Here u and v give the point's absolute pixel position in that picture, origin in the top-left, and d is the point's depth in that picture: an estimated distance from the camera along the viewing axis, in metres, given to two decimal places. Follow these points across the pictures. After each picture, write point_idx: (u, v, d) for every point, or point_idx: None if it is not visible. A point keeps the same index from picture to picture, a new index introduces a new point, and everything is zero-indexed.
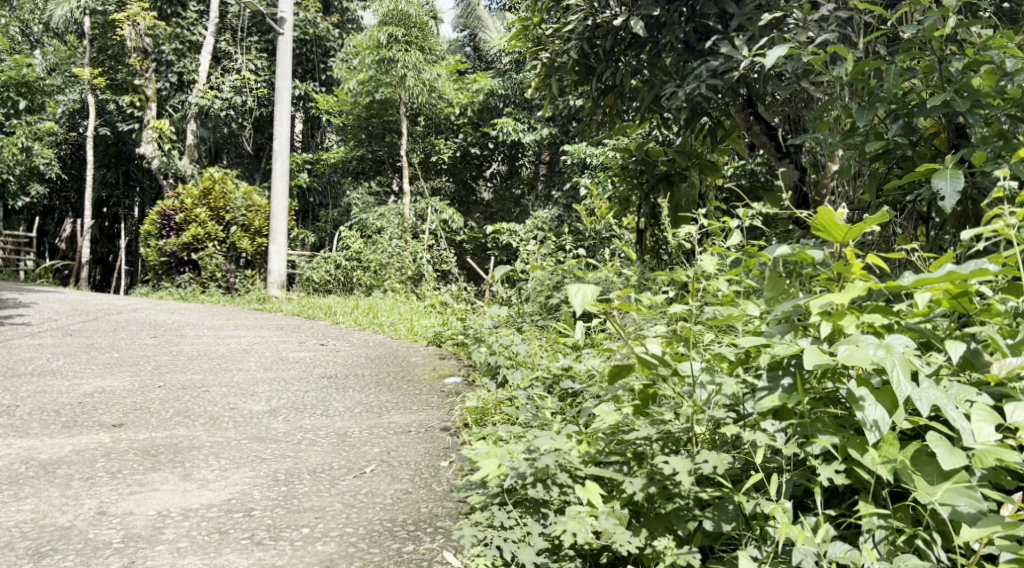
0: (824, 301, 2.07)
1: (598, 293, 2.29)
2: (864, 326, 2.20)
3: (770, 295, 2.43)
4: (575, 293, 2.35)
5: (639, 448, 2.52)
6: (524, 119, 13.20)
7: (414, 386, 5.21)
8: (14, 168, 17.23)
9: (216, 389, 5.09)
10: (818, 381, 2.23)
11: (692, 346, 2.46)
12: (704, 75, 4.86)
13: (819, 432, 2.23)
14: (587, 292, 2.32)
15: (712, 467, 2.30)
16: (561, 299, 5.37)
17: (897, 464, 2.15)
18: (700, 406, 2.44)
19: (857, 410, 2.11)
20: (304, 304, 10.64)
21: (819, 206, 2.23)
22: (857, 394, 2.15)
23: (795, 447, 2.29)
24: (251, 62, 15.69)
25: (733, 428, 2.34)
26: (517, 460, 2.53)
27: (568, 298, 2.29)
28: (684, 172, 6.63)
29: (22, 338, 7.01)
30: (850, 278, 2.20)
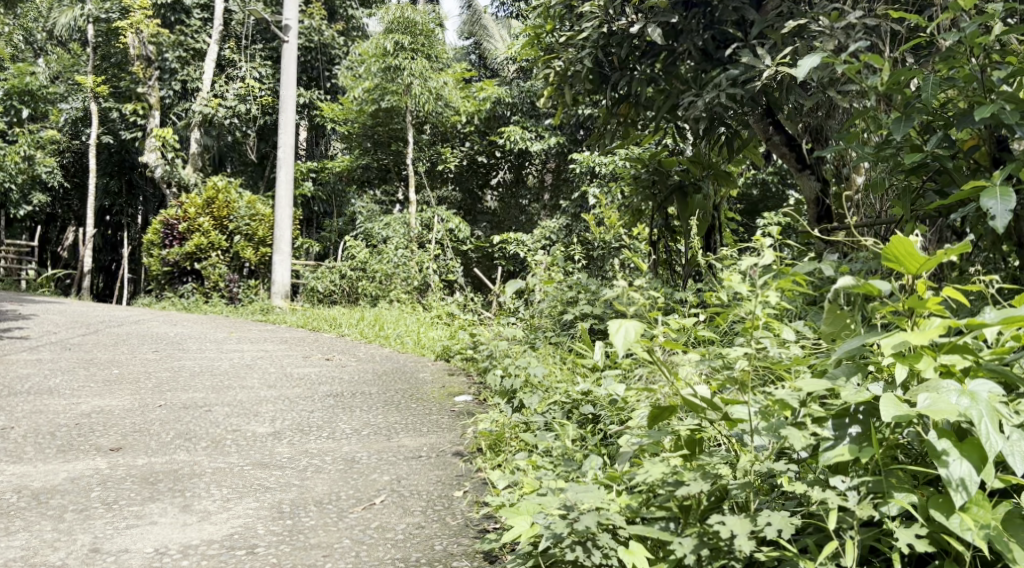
0: (896, 341, 2.01)
1: (644, 330, 2.20)
2: (942, 370, 2.10)
3: (829, 330, 2.37)
4: (617, 331, 2.26)
5: (685, 503, 2.37)
6: (532, 127, 13.04)
7: (423, 406, 5.02)
8: (16, 176, 17.12)
9: (219, 409, 4.92)
10: (892, 431, 2.13)
11: (747, 387, 2.31)
12: (723, 84, 4.68)
13: (894, 490, 2.11)
14: (632, 329, 2.24)
15: (776, 530, 2.13)
16: (574, 315, 5.20)
17: (992, 531, 2.01)
18: (758, 457, 2.29)
19: (941, 466, 1.99)
20: (309, 316, 10.47)
21: (890, 237, 2.13)
22: (939, 448, 2.02)
23: (871, 510, 2.10)
24: (256, 70, 15.57)
25: (799, 486, 2.17)
26: (552, 518, 2.40)
27: (611, 338, 2.22)
28: (698, 182, 6.52)
29: (19, 353, 6.85)
30: (924, 317, 2.12)
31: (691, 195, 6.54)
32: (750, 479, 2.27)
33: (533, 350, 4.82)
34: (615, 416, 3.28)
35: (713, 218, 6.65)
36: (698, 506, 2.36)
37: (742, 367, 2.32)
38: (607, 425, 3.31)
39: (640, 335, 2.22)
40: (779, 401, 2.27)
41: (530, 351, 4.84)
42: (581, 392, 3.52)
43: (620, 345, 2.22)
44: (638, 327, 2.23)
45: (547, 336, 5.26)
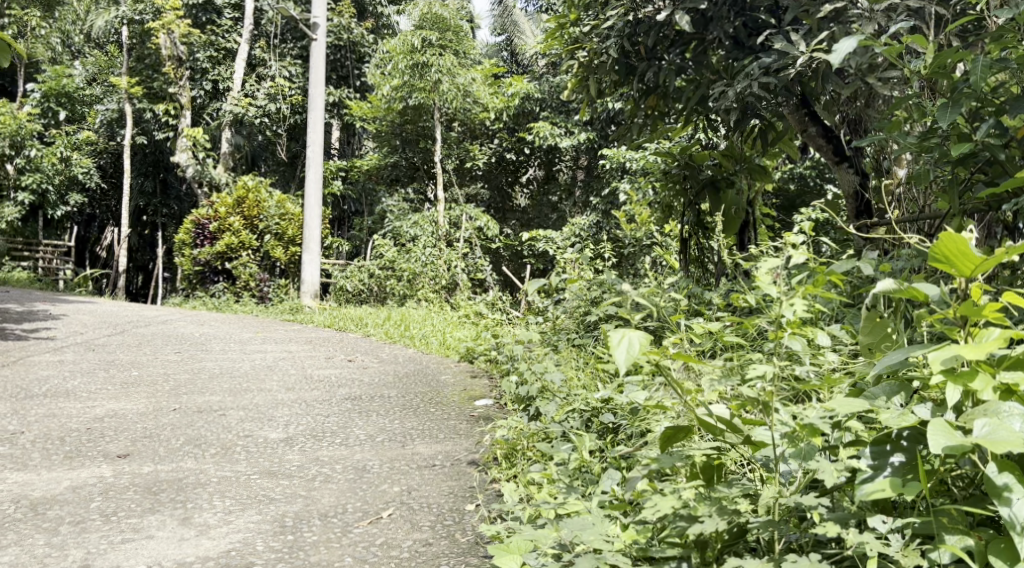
0: (946, 356, 1.78)
1: (653, 343, 1.98)
2: (1001, 392, 1.86)
3: (871, 342, 2.16)
4: (619, 342, 2.03)
5: (702, 537, 2.16)
6: (562, 123, 12.77)
7: (442, 410, 4.85)
8: (54, 177, 17.30)
9: (233, 414, 4.79)
10: (941, 462, 1.90)
11: (770, 409, 2.09)
12: (755, 73, 4.44)
13: (944, 531, 1.88)
14: (640, 340, 2.01)
15: None
16: (599, 317, 5.00)
17: None
18: (784, 489, 2.08)
19: (1002, 505, 1.76)
20: (336, 315, 10.37)
21: (939, 235, 1.89)
22: (999, 482, 1.79)
23: (914, 556, 1.89)
24: (286, 69, 15.51)
25: (831, 526, 1.96)
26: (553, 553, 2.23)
27: (609, 352, 1.99)
28: (732, 177, 6.24)
29: (43, 354, 6.81)
30: (980, 327, 1.88)
31: (724, 189, 6.25)
32: (774, 513, 2.06)
33: (555, 353, 4.63)
34: (634, 426, 3.08)
35: (746, 214, 6.40)
36: (718, 539, 2.16)
37: (765, 384, 2.11)
38: (627, 434, 3.11)
39: (649, 349, 2.01)
40: (807, 425, 2.06)
41: (550, 354, 4.64)
42: (599, 400, 3.32)
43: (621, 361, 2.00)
44: (648, 338, 2.01)
45: (570, 337, 5.05)
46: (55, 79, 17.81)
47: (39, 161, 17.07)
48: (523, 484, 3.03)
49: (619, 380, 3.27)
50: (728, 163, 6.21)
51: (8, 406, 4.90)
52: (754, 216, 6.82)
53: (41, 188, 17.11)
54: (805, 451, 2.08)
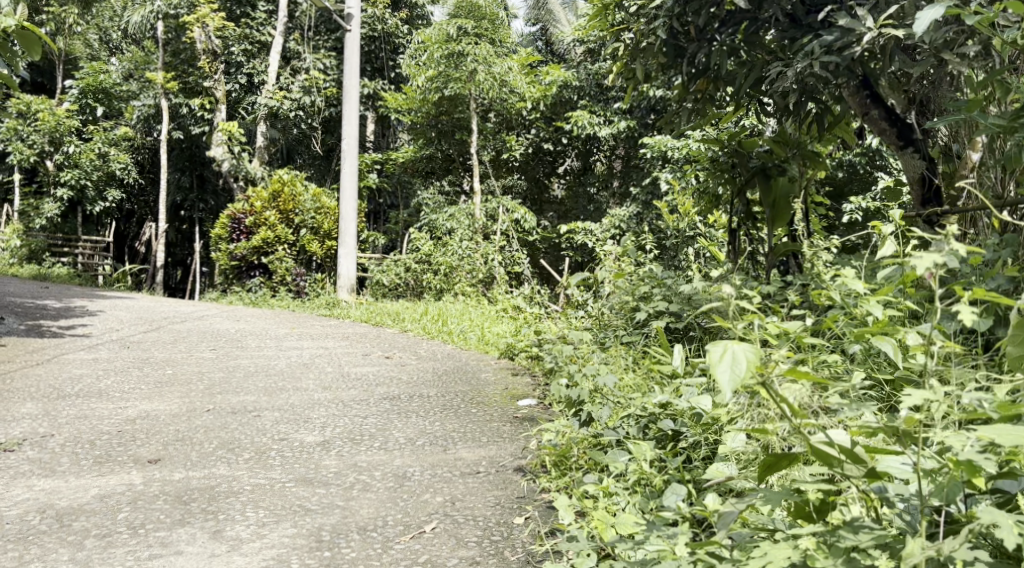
0: None
1: (763, 363, 1.85)
2: None
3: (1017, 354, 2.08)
4: (720, 358, 1.90)
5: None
6: (600, 111, 12.40)
7: (484, 411, 4.64)
8: (92, 173, 17.40)
9: (268, 415, 4.63)
10: None
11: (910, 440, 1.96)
12: (816, 52, 4.17)
13: None
14: (746, 359, 1.88)
15: None
16: (649, 313, 4.75)
17: None
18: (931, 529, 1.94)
19: None
20: (372, 310, 10.21)
21: None
22: None
23: None
24: (320, 61, 15.34)
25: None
26: None
27: (712, 373, 1.85)
28: (783, 164, 5.94)
29: (78, 352, 6.71)
30: None
31: (775, 177, 5.97)
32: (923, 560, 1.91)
33: (599, 355, 4.39)
34: (699, 433, 2.87)
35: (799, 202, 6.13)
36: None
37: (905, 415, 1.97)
38: (689, 444, 2.89)
39: (755, 368, 1.88)
40: (964, 462, 1.94)
41: (595, 356, 4.40)
42: (656, 403, 3.10)
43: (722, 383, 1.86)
44: (758, 355, 1.88)
45: (618, 335, 4.79)
46: (92, 75, 17.90)
47: (77, 158, 17.20)
48: (577, 496, 2.83)
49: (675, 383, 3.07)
50: (779, 150, 5.94)
51: (41, 407, 4.78)
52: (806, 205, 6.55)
53: (79, 184, 17.23)
54: (950, 486, 1.98)
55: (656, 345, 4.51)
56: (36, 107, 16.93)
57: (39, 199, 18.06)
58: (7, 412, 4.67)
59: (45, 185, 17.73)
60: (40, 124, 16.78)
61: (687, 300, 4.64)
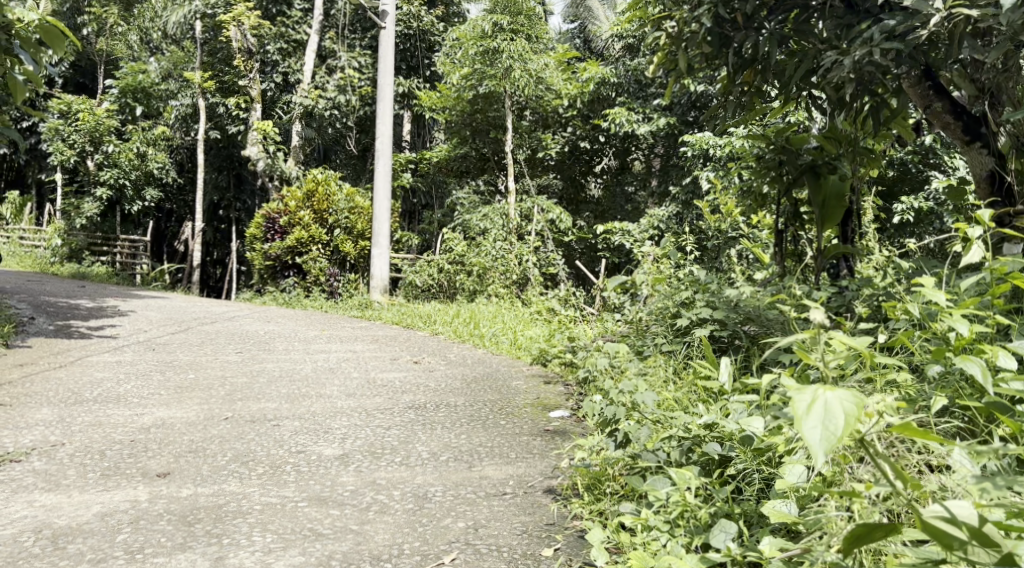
0: None
1: (857, 415, 1.94)
2: None
3: None
4: (810, 409, 2.01)
5: None
6: (639, 108, 11.97)
7: (513, 423, 4.38)
8: (131, 173, 17.43)
9: (288, 424, 4.41)
10: None
11: None
12: (876, 39, 3.88)
13: None
14: (842, 411, 1.97)
15: None
16: (691, 320, 4.44)
17: None
18: None
19: None
20: (404, 312, 10.01)
21: None
22: None
23: None
24: (355, 59, 15.07)
25: None
26: None
27: (801, 426, 1.96)
28: (835, 162, 5.64)
29: (102, 354, 6.57)
30: None
31: (825, 176, 5.67)
32: None
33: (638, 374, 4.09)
34: (749, 459, 2.60)
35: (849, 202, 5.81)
36: None
37: None
38: (738, 473, 2.62)
39: (849, 421, 1.97)
40: None
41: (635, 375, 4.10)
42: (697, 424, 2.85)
43: (812, 438, 1.97)
44: (854, 407, 1.97)
45: (657, 344, 4.48)
46: (130, 75, 17.90)
47: (116, 157, 17.25)
48: (612, 529, 2.60)
49: (722, 402, 2.81)
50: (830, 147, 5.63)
51: (56, 414, 4.61)
52: (857, 206, 6.23)
53: (118, 183, 17.29)
54: None
55: (698, 355, 4.20)
56: (76, 106, 16.99)
57: (78, 198, 18.14)
58: (21, 417, 4.50)
59: (84, 185, 17.82)
60: (80, 124, 16.86)
61: (732, 307, 4.35)
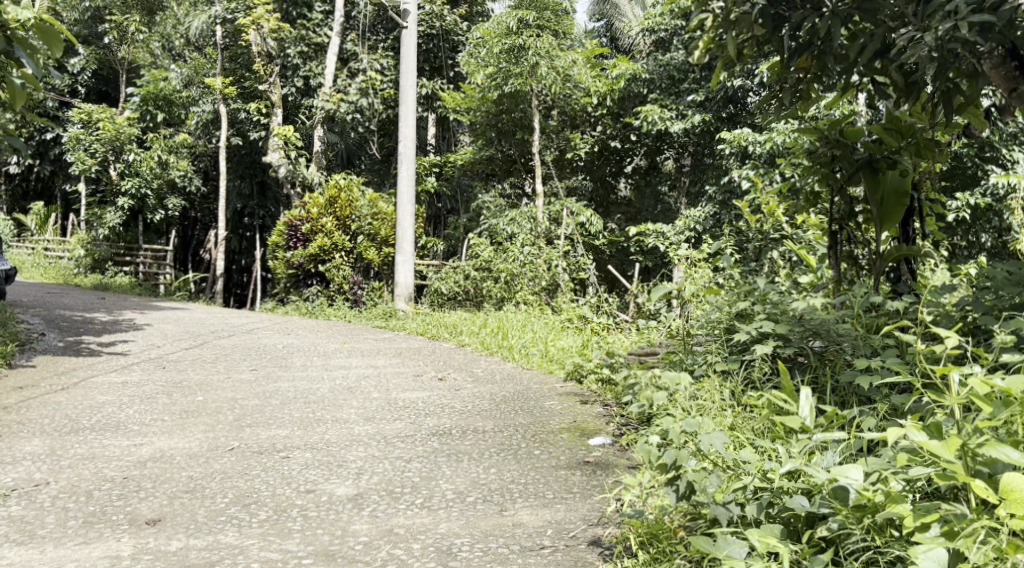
0: None
1: None
2: None
3: None
4: None
5: None
6: (672, 105, 11.39)
7: (547, 454, 3.93)
8: (152, 181, 17.17)
9: (299, 456, 3.98)
10: None
11: None
12: (962, 11, 3.40)
13: None
14: None
15: None
16: (750, 335, 3.96)
17: None
18: None
19: None
20: (430, 321, 9.57)
21: None
22: None
23: None
24: (377, 61, 14.61)
25: None
26: None
27: None
28: (895, 156, 5.15)
29: (108, 373, 6.19)
30: None
31: (884, 171, 5.18)
32: None
33: (691, 405, 3.60)
34: (847, 521, 2.13)
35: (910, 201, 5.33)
36: None
37: None
38: (833, 537, 2.16)
39: None
40: None
41: (689, 404, 3.62)
42: (775, 473, 2.38)
43: None
44: None
45: (710, 361, 4.00)
46: (152, 82, 17.63)
47: (138, 166, 16.97)
48: None
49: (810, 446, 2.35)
50: (890, 139, 5.14)
51: (47, 446, 4.19)
52: (919, 203, 5.69)
53: (140, 192, 17.03)
54: None
55: (758, 377, 3.74)
56: (97, 115, 16.78)
57: (100, 207, 17.91)
58: (7, 451, 4.10)
59: (107, 195, 17.62)
60: (101, 133, 16.63)
61: (797, 321, 3.86)
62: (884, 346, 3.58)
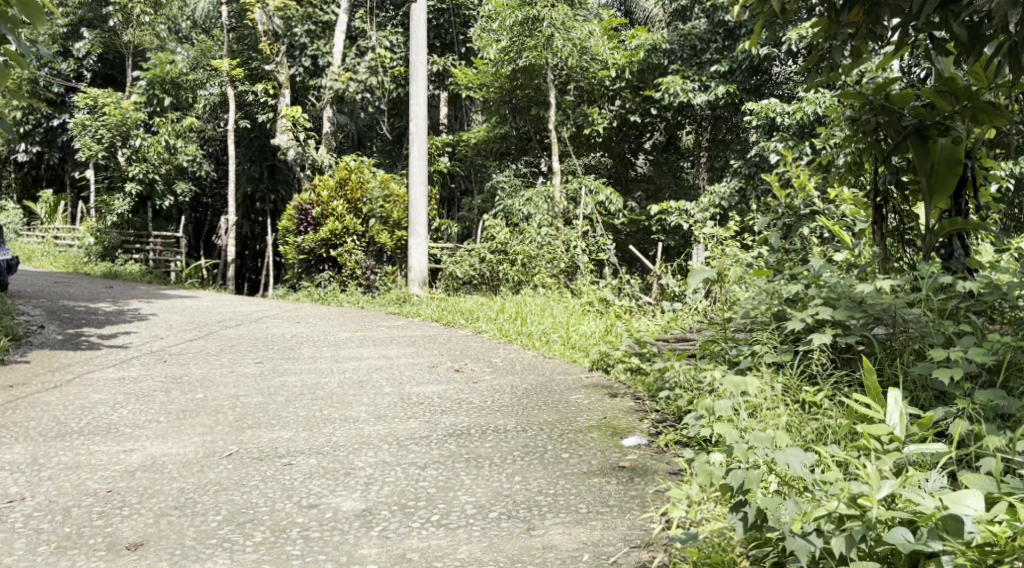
0: None
1: None
2: None
3: None
4: None
5: None
6: (694, 76, 10.85)
7: (577, 457, 3.55)
8: (160, 167, 16.82)
9: (303, 463, 3.61)
10: None
11: None
12: None
13: None
14: None
15: None
16: (803, 322, 3.52)
17: None
18: None
19: None
20: (445, 307, 9.18)
21: None
22: None
23: None
24: (387, 38, 14.16)
25: None
26: None
27: None
28: (946, 121, 4.64)
29: (106, 367, 5.85)
30: None
31: (935, 138, 4.67)
32: None
33: (742, 406, 3.21)
34: (970, 563, 2.02)
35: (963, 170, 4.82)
36: None
37: None
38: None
39: None
40: None
41: (739, 406, 3.23)
42: (868, 499, 2.13)
43: None
44: None
45: (758, 353, 3.60)
46: (158, 65, 17.20)
47: (145, 151, 16.57)
48: None
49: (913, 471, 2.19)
50: (943, 101, 4.64)
51: (29, 453, 3.83)
52: (974, 173, 5.12)
53: (148, 177, 16.66)
54: None
55: (816, 370, 3.36)
56: (102, 100, 16.44)
57: (109, 193, 17.56)
58: None
59: (115, 181, 17.26)
60: (107, 118, 16.31)
61: (857, 305, 3.44)
62: (960, 333, 3.18)
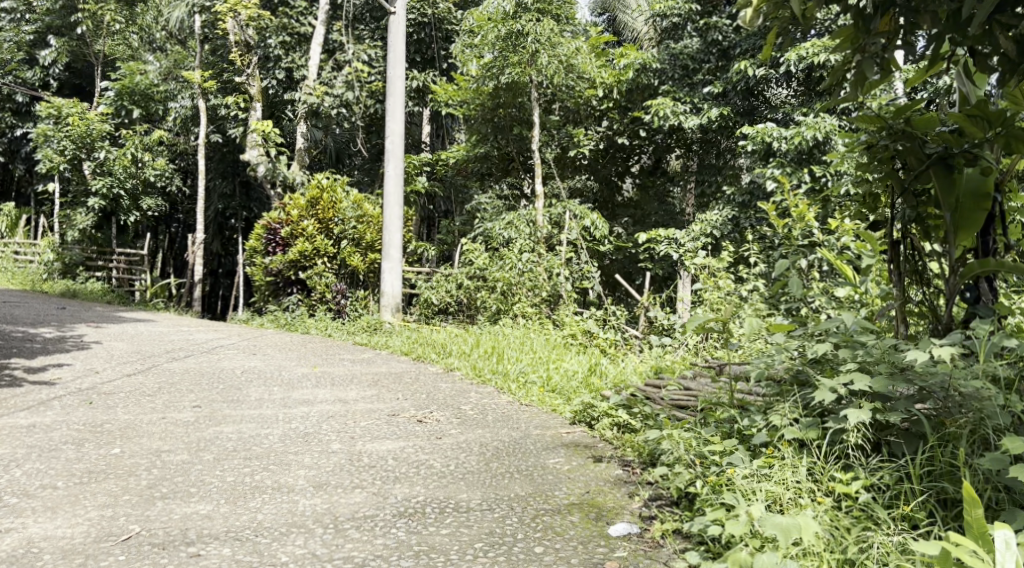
0: None
1: None
2: None
3: None
4: None
5: None
6: (685, 97, 10.21)
7: (553, 550, 2.90)
8: (127, 181, 15.91)
9: (213, 555, 2.92)
10: None
11: None
12: None
13: None
14: None
15: None
16: (834, 390, 2.88)
17: None
18: None
19: None
20: (416, 339, 8.47)
21: None
22: None
23: None
24: (364, 52, 13.52)
25: None
26: None
27: None
28: (975, 149, 3.83)
29: (16, 411, 5.09)
30: None
31: (960, 169, 3.86)
32: None
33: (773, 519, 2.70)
34: None
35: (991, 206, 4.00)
36: None
37: None
38: None
39: None
40: None
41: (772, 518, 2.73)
42: None
43: None
44: None
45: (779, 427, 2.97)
46: (127, 76, 16.40)
47: (110, 165, 15.72)
48: None
49: None
50: (972, 126, 3.83)
51: None
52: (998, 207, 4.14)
53: (112, 193, 15.70)
54: None
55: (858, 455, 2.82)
56: (67, 110, 15.64)
57: (71, 207, 16.69)
58: None
59: (77, 195, 16.35)
60: (70, 129, 15.48)
61: (901, 374, 2.85)
62: None
